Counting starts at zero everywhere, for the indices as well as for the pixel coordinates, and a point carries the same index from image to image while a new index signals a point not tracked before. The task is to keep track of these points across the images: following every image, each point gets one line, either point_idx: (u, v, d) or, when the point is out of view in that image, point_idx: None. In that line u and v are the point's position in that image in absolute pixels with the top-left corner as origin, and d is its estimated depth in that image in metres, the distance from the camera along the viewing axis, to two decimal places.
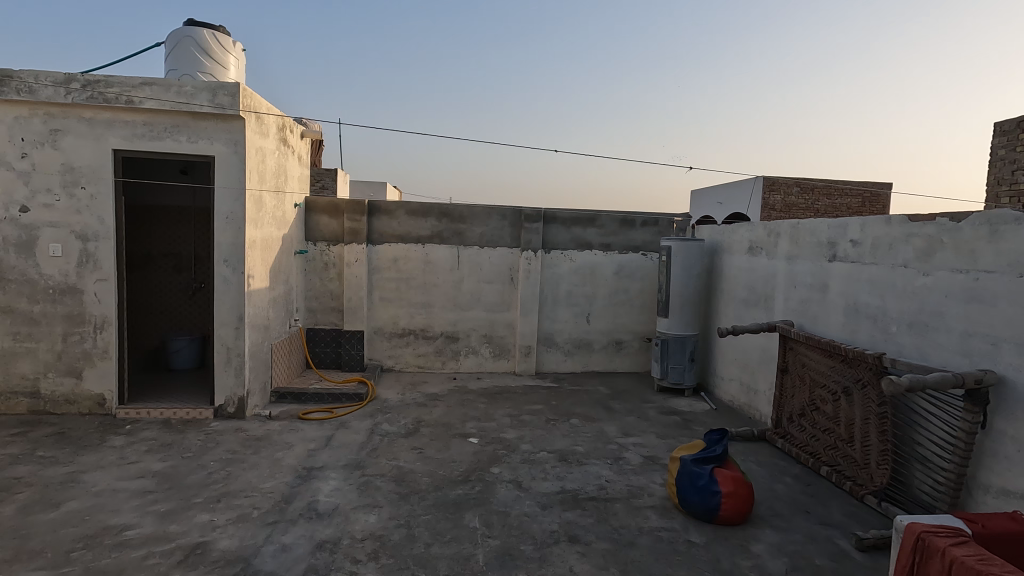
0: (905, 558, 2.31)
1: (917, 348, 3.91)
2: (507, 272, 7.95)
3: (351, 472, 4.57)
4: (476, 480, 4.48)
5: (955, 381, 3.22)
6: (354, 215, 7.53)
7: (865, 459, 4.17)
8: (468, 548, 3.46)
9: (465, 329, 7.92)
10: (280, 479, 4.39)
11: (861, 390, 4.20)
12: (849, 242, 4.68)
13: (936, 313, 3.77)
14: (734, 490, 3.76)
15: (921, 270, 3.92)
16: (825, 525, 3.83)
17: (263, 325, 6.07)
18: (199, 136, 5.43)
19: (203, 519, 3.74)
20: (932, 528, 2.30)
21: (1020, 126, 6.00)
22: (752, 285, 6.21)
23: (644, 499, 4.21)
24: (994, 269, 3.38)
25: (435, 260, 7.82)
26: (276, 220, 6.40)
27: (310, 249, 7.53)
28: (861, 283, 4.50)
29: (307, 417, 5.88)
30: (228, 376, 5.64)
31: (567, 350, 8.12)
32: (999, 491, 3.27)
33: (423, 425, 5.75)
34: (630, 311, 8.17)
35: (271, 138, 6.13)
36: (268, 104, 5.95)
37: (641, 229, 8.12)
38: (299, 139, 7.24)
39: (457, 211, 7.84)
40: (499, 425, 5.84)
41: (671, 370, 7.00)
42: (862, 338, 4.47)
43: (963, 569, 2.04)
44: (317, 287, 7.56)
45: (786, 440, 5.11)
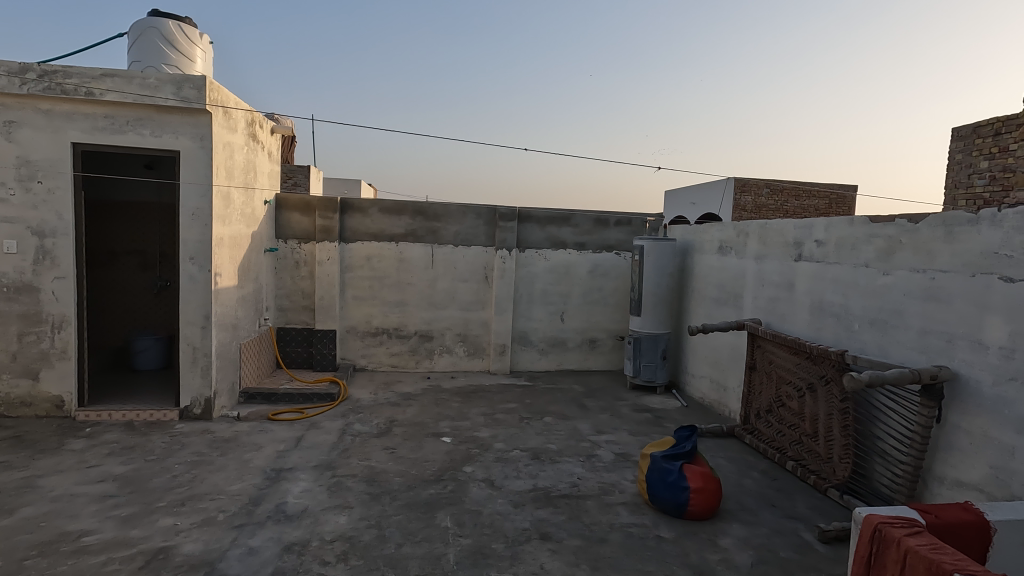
0: (863, 549, 2.37)
1: (878, 345, 4.04)
2: (482, 270, 7.94)
3: (322, 473, 4.50)
4: (449, 479, 4.46)
5: (912, 377, 3.34)
6: (326, 212, 7.42)
7: (827, 453, 4.29)
8: (440, 548, 3.45)
9: (440, 328, 7.88)
10: (248, 481, 4.30)
11: (825, 386, 4.32)
12: (814, 242, 4.80)
13: (896, 311, 3.89)
14: (703, 486, 3.83)
15: (882, 270, 4.05)
16: (790, 519, 3.93)
17: (232, 324, 5.94)
18: (163, 130, 5.27)
19: (167, 523, 3.64)
20: (889, 520, 2.37)
21: (975, 131, 6.24)
22: (722, 284, 6.32)
23: (615, 495, 4.25)
24: (949, 269, 3.50)
25: (409, 258, 7.76)
26: (245, 216, 6.27)
27: (280, 247, 7.42)
28: (826, 283, 4.62)
29: (277, 417, 5.78)
30: (195, 377, 5.50)
31: (542, 349, 8.15)
32: (954, 482, 3.40)
33: (396, 425, 5.70)
34: (604, 310, 8.23)
35: (240, 133, 6.00)
36: (236, 98, 5.81)
37: (615, 229, 8.20)
38: (270, 135, 7.09)
39: (432, 210, 7.79)
40: (472, 423, 5.83)
41: (643, 368, 7.09)
42: (826, 335, 4.59)
43: (917, 559, 2.10)
44: (289, 285, 7.46)
45: (754, 436, 5.22)
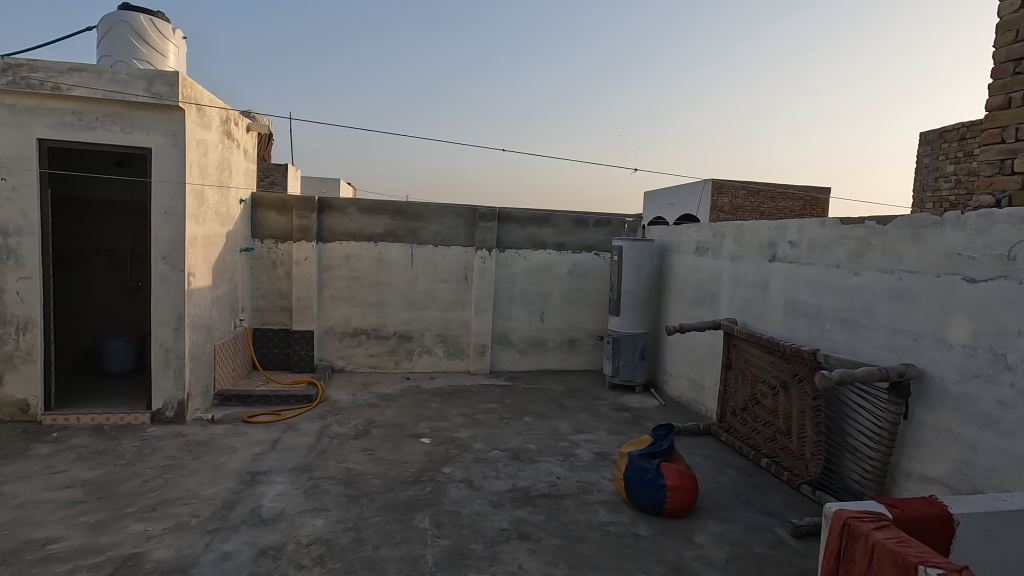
0: (832, 543, 2.42)
1: (848, 344, 4.14)
2: (462, 270, 7.92)
3: (299, 475, 4.45)
4: (427, 480, 4.44)
5: (880, 375, 3.44)
6: (304, 211, 7.33)
7: (800, 449, 4.38)
8: (418, 549, 3.43)
9: (419, 329, 7.84)
10: (222, 485, 4.22)
11: (798, 384, 4.42)
12: (787, 243, 4.90)
13: (865, 311, 4.00)
14: (680, 483, 3.88)
15: (852, 270, 4.15)
16: (764, 515, 4.00)
17: (206, 325, 5.83)
18: (134, 127, 5.15)
19: (137, 529, 3.56)
20: (857, 514, 2.42)
21: (942, 136, 6.44)
22: (699, 284, 6.41)
23: (594, 494, 4.29)
24: (916, 270, 3.60)
25: (388, 258, 7.70)
26: (219, 215, 6.16)
27: (257, 246, 7.30)
28: (799, 283, 4.72)
29: (252, 420, 5.68)
30: (167, 379, 5.38)
31: (522, 349, 8.17)
32: (920, 477, 3.51)
33: (374, 426, 5.65)
34: (583, 310, 8.28)
35: (214, 130, 5.88)
36: (210, 95, 5.71)
37: (595, 229, 8.25)
38: (245, 132, 6.97)
39: (411, 210, 7.75)
40: (452, 424, 5.81)
41: (622, 368, 7.15)
42: (799, 334, 4.69)
43: (884, 551, 2.16)
44: (265, 286, 7.35)
45: (730, 434, 5.30)
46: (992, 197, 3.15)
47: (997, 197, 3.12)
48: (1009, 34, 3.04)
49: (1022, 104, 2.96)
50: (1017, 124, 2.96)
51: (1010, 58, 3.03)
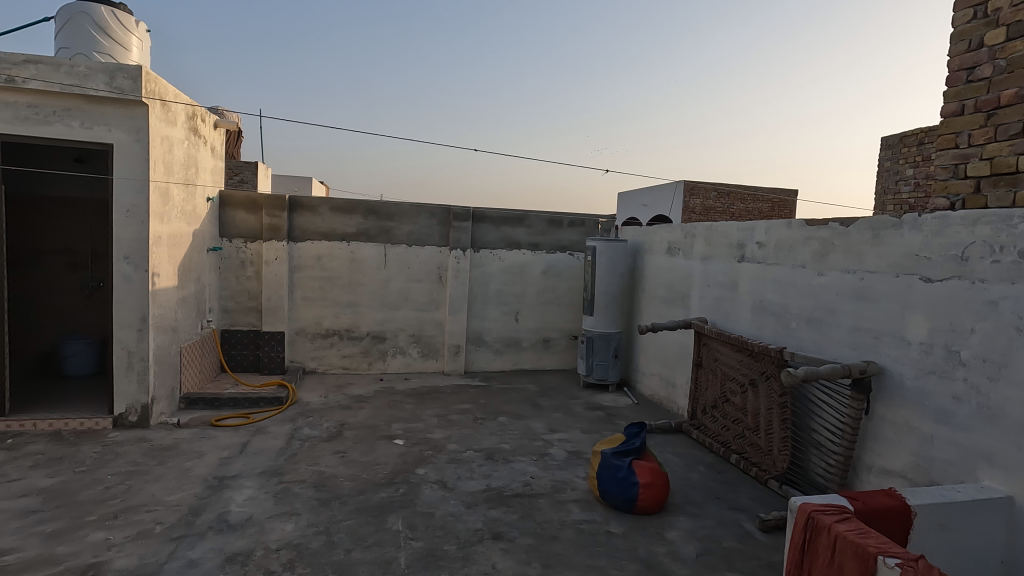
0: (797, 536, 2.48)
1: (813, 342, 4.26)
2: (436, 270, 7.87)
3: (268, 479, 4.36)
4: (401, 482, 4.41)
5: (843, 372, 3.55)
6: (274, 210, 7.20)
7: (767, 446, 4.49)
8: (391, 552, 3.40)
9: (393, 329, 7.77)
10: (188, 491, 4.11)
11: (765, 381, 4.52)
12: (755, 243, 5.01)
13: (829, 310, 4.11)
14: (651, 481, 3.93)
15: (817, 270, 4.27)
16: (733, 510, 4.09)
17: (171, 327, 5.67)
18: (95, 122, 4.98)
19: (97, 537, 3.44)
20: (820, 507, 2.48)
21: (901, 141, 6.68)
22: (670, 284, 6.50)
23: (568, 493, 4.31)
24: (877, 270, 3.72)
25: (361, 258, 7.61)
26: (185, 214, 6.00)
27: (225, 246, 7.14)
28: (766, 283, 4.83)
29: (220, 423, 5.55)
30: (130, 383, 5.22)
31: (497, 349, 8.17)
32: (880, 470, 3.63)
33: (347, 428, 5.58)
34: (558, 310, 8.33)
35: (179, 126, 5.73)
36: (175, 91, 5.56)
37: (569, 230, 8.30)
38: (213, 129, 6.81)
39: (385, 209, 7.67)
40: (426, 425, 5.78)
41: (596, 367, 7.21)
42: (767, 333, 4.80)
43: (846, 544, 2.22)
44: (234, 286, 7.19)
45: (701, 431, 5.40)
46: (947, 200, 3.28)
47: (952, 200, 3.24)
48: (963, 43, 3.16)
49: (974, 110, 3.09)
50: (970, 130, 3.10)
51: (963, 66, 3.16)
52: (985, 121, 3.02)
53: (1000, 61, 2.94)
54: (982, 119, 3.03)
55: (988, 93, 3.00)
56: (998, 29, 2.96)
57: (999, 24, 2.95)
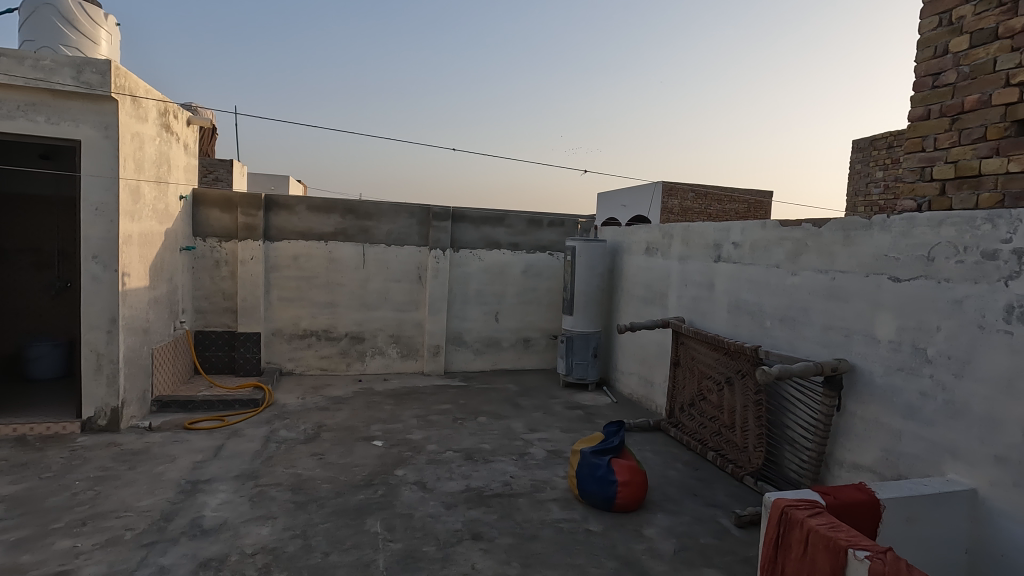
0: (771, 531, 2.53)
1: (787, 340, 4.34)
2: (415, 270, 7.82)
3: (243, 483, 4.28)
4: (379, 483, 4.37)
5: (815, 369, 3.63)
6: (249, 209, 7.08)
7: (743, 443, 4.56)
8: (369, 554, 3.37)
9: (372, 329, 7.70)
10: (159, 496, 4.02)
11: (741, 380, 4.60)
12: (731, 244, 5.09)
13: (802, 309, 4.20)
14: (630, 479, 3.96)
15: (791, 270, 4.35)
16: (710, 506, 4.15)
17: (142, 328, 5.53)
18: (61, 118, 4.83)
19: (64, 545, 3.34)
20: (794, 502, 2.53)
21: (871, 144, 6.85)
22: (649, 284, 6.57)
23: (547, 492, 4.33)
24: (848, 270, 3.81)
25: (339, 258, 7.53)
26: (157, 212, 5.87)
27: (198, 245, 7.00)
28: (742, 282, 4.91)
29: (193, 426, 5.44)
30: (99, 386, 5.08)
31: (476, 349, 8.15)
32: (851, 465, 3.72)
33: (325, 430, 5.52)
34: (537, 310, 8.35)
35: (151, 123, 5.59)
36: (146, 86, 5.43)
37: (548, 230, 8.33)
38: (186, 126, 6.67)
39: (363, 208, 7.59)
40: (405, 426, 5.74)
41: (575, 366, 7.25)
42: (742, 332, 4.88)
43: (818, 538, 2.27)
44: (208, 286, 7.05)
45: (678, 429, 5.47)
46: (913, 202, 3.38)
47: (918, 202, 3.34)
48: (929, 49, 3.26)
49: (940, 115, 3.18)
50: (936, 135, 3.20)
51: (930, 72, 3.25)
52: (950, 126, 3.12)
53: (964, 67, 3.04)
54: (947, 124, 3.13)
55: (953, 98, 3.10)
56: (962, 36, 3.05)
57: (963, 32, 3.05)
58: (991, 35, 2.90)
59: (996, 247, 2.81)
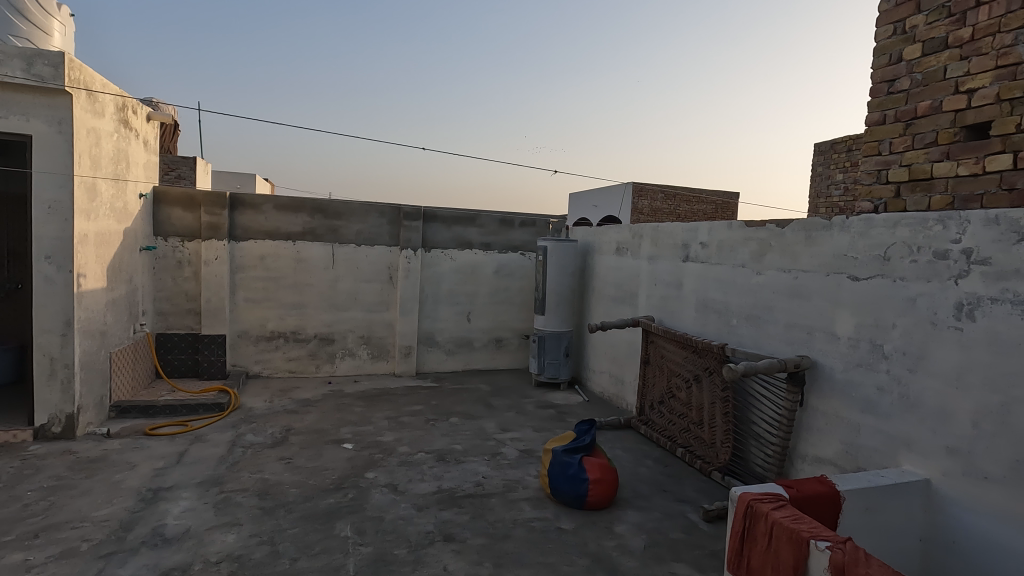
0: (737, 526, 2.58)
1: (753, 338, 4.45)
2: (386, 271, 7.74)
3: (207, 489, 4.17)
4: (349, 486, 4.31)
5: (779, 366, 3.73)
6: (213, 208, 6.89)
7: (711, 439, 4.66)
8: (339, 559, 3.32)
9: (342, 331, 7.58)
10: (118, 505, 3.88)
11: (708, 377, 4.69)
12: (699, 244, 5.19)
13: (767, 308, 4.31)
14: (601, 476, 4.00)
15: (756, 270, 4.46)
16: (679, 502, 4.22)
17: (100, 331, 5.32)
18: (10, 112, 4.62)
19: (15, 559, 3.19)
20: (758, 496, 2.60)
21: (832, 147, 7.07)
22: (619, 283, 6.64)
23: (519, 491, 4.34)
24: (810, 270, 3.92)
25: (307, 258, 7.39)
26: (115, 211, 5.66)
27: (159, 245, 6.78)
28: (710, 282, 5.01)
29: (154, 432, 5.26)
30: (53, 392, 4.87)
31: (448, 349, 8.11)
32: (813, 458, 3.84)
33: (293, 433, 5.41)
34: (509, 310, 8.35)
35: (107, 118, 5.39)
36: (102, 80, 5.23)
37: (520, 230, 8.34)
38: (145, 122, 6.45)
39: (333, 207, 7.46)
40: (376, 428, 5.67)
41: (547, 365, 7.28)
42: (710, 330, 4.98)
43: (781, 530, 2.33)
44: (170, 287, 6.84)
45: (648, 426, 5.54)
46: (871, 204, 3.50)
47: (875, 203, 3.46)
48: (884, 57, 3.38)
49: (895, 120, 3.31)
50: (891, 139, 3.32)
51: (885, 79, 3.38)
52: (904, 130, 3.24)
53: (917, 75, 3.17)
54: (901, 129, 3.26)
55: (907, 104, 3.23)
56: (915, 45, 3.18)
57: (916, 40, 3.18)
58: (942, 44, 3.03)
59: (947, 247, 2.94)
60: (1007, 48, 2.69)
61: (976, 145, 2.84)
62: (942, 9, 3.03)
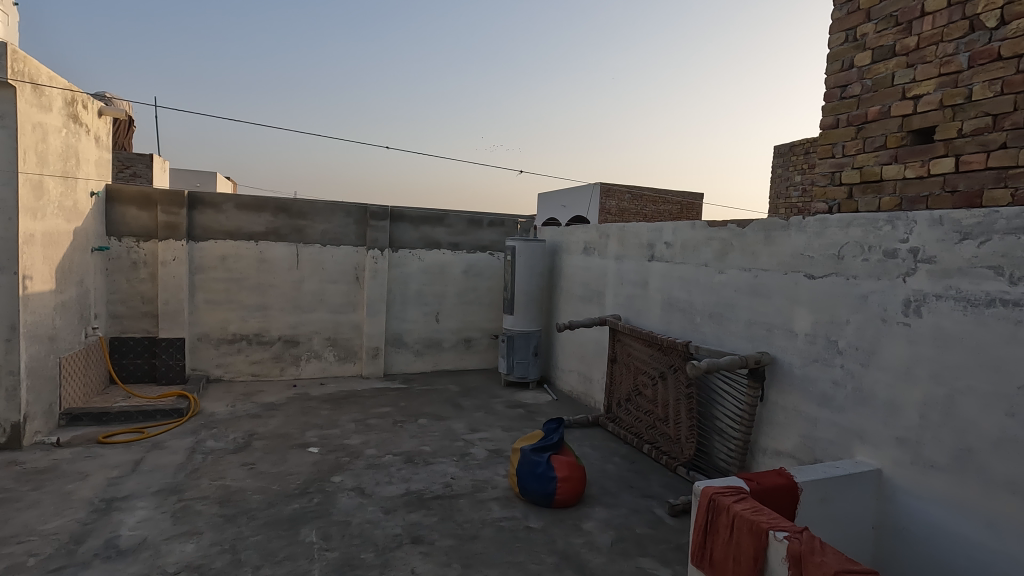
0: (700, 519, 2.63)
1: (715, 335, 4.55)
2: (352, 271, 7.62)
3: (165, 498, 4.03)
4: (315, 491, 4.23)
5: (741, 362, 3.83)
6: (170, 207, 6.67)
7: (676, 434, 4.75)
8: (304, 565, 3.26)
9: (307, 332, 7.43)
10: (69, 517, 3.71)
11: (673, 374, 4.78)
12: (663, 244, 5.28)
13: (729, 306, 4.42)
14: (569, 474, 4.04)
15: (718, 268, 4.57)
16: (645, 497, 4.29)
17: (48, 336, 5.08)
18: None
19: None
20: (720, 490, 2.66)
21: (791, 150, 7.30)
22: (587, 283, 6.70)
23: (488, 491, 4.34)
24: (769, 269, 4.04)
25: (271, 258, 7.22)
26: (64, 210, 5.41)
27: (113, 245, 6.52)
28: (674, 281, 5.10)
29: (108, 440, 5.06)
30: None
31: (417, 350, 8.04)
32: (773, 452, 3.96)
33: (256, 438, 5.28)
34: (478, 310, 8.34)
35: (55, 113, 5.15)
36: (48, 73, 4.99)
37: (488, 230, 8.33)
38: (97, 117, 6.19)
39: (297, 207, 7.31)
40: (343, 431, 5.58)
41: (516, 365, 7.30)
42: (674, 328, 5.07)
43: (742, 522, 2.40)
44: (125, 289, 6.59)
45: (616, 424, 5.61)
46: (825, 205, 3.62)
47: (829, 205, 3.59)
48: (837, 63, 3.51)
49: (847, 124, 3.43)
50: (844, 142, 3.45)
51: (838, 84, 3.50)
52: (855, 134, 3.37)
53: (867, 81, 3.30)
54: (853, 132, 3.38)
55: (858, 109, 3.35)
56: (865, 52, 3.31)
57: (866, 48, 3.31)
58: (889, 52, 3.16)
59: (895, 246, 3.07)
60: (950, 57, 2.83)
61: (921, 149, 2.97)
62: (890, 19, 3.16)
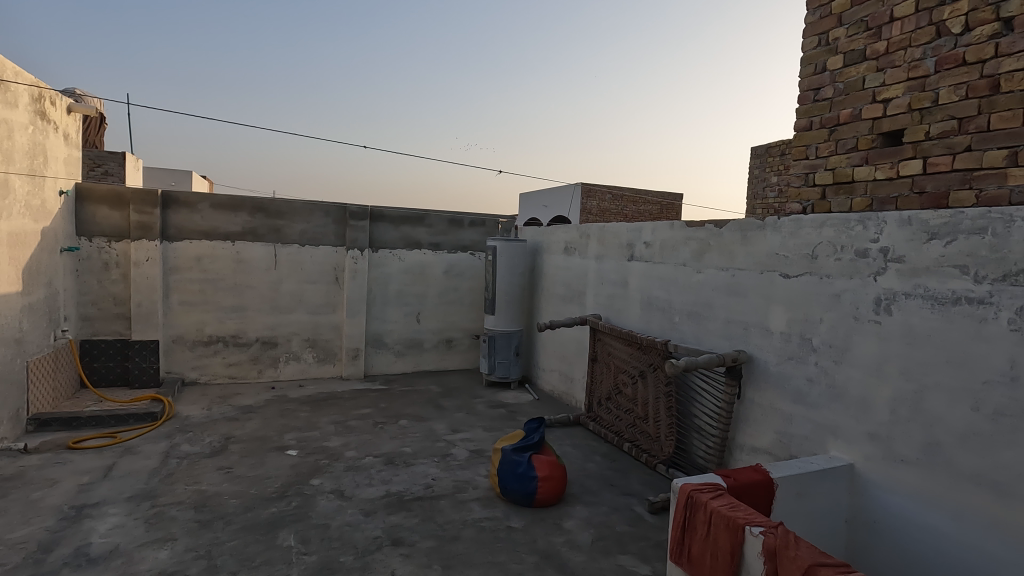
0: (678, 516, 2.66)
1: (694, 334, 4.61)
2: (332, 271, 7.54)
3: (139, 504, 3.94)
4: (293, 494, 4.17)
5: (718, 361, 3.88)
6: (143, 207, 6.51)
7: (656, 432, 4.79)
8: (281, 570, 3.21)
9: (285, 334, 7.33)
10: (36, 525, 3.61)
11: (653, 373, 4.82)
12: (643, 243, 5.33)
13: (707, 305, 4.48)
14: (549, 473, 4.05)
15: (696, 268, 4.62)
16: (626, 495, 4.32)
17: (15, 339, 4.94)
18: None
19: None
20: (698, 486, 2.69)
21: (767, 151, 7.41)
22: (568, 283, 6.73)
23: (469, 492, 4.33)
24: (746, 268, 4.10)
25: (248, 258, 7.11)
26: (31, 209, 5.26)
27: (83, 245, 6.36)
28: (653, 280, 5.15)
29: (78, 446, 4.92)
30: None
31: (398, 351, 7.99)
32: (750, 448, 4.02)
33: (233, 442, 5.19)
34: (459, 310, 8.32)
35: (21, 110, 5.00)
36: (14, 68, 4.84)
37: (469, 229, 8.32)
38: (66, 114, 6.02)
39: (275, 206, 7.21)
40: (322, 433, 5.52)
41: (498, 365, 7.30)
42: (654, 327, 5.12)
43: (719, 518, 2.43)
44: (96, 290, 6.43)
45: (597, 423, 5.64)
46: (800, 205, 3.69)
47: (803, 205, 3.66)
48: (811, 66, 3.58)
49: (820, 126, 3.50)
50: (817, 144, 3.52)
51: (812, 87, 3.57)
52: (828, 136, 3.44)
53: (839, 84, 3.37)
54: (826, 134, 3.45)
55: (830, 111, 3.42)
56: (837, 56, 3.38)
57: (838, 52, 3.37)
58: (860, 56, 3.23)
59: (866, 246, 3.14)
60: (917, 62, 2.91)
61: (891, 151, 3.05)
62: (861, 23, 3.23)
